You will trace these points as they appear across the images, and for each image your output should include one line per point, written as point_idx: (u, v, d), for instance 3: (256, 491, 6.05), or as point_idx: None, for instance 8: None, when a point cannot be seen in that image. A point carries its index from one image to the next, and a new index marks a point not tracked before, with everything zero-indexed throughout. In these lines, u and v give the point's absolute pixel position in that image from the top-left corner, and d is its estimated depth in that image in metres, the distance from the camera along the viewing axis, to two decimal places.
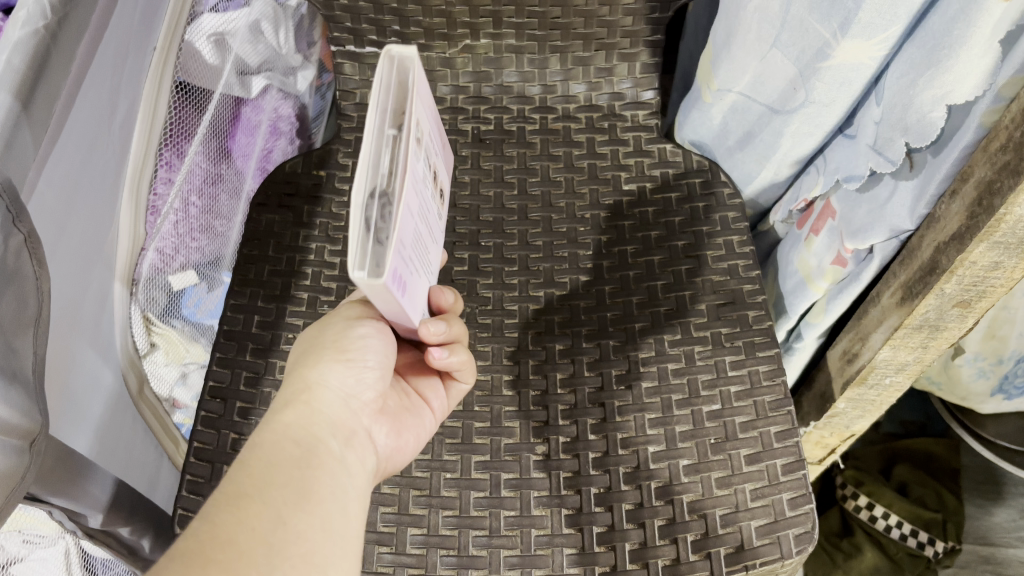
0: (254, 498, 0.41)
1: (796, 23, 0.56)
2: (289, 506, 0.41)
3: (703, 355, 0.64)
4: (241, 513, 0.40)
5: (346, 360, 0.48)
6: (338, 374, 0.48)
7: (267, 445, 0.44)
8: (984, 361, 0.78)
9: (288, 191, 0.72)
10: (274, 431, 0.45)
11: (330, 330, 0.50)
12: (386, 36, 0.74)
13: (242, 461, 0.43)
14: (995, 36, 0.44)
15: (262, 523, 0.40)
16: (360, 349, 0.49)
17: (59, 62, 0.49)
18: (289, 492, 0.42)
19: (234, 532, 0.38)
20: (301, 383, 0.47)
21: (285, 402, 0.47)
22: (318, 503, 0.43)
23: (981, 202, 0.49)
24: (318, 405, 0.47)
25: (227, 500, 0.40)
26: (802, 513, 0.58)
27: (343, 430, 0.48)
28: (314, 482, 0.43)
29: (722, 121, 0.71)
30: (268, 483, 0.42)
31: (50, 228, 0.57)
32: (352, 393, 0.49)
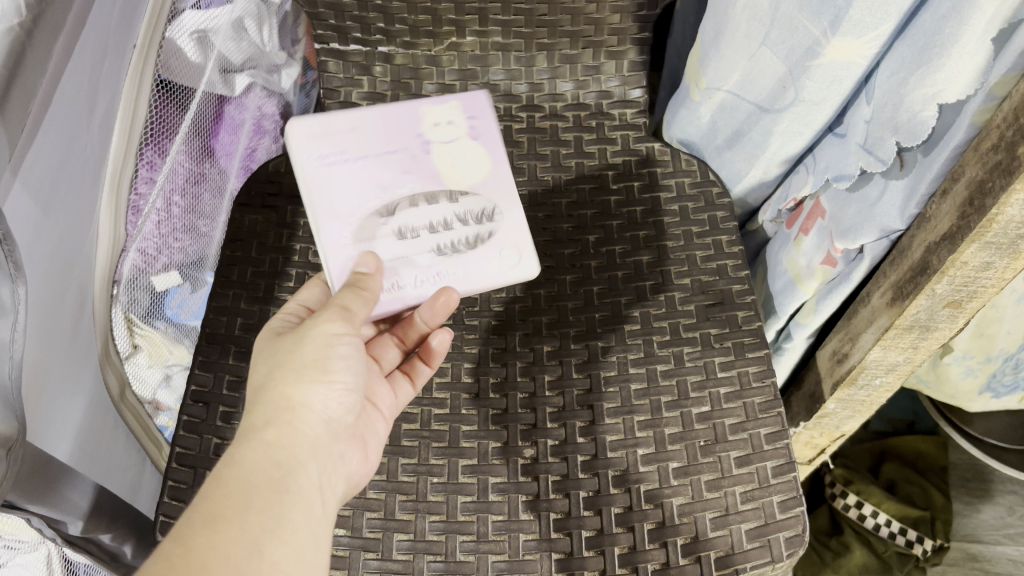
0: (232, 522, 0.40)
1: (786, 21, 0.56)
2: (265, 532, 0.41)
3: (692, 356, 0.63)
4: (219, 539, 0.39)
5: (328, 378, 0.48)
6: (322, 395, 0.47)
7: (244, 464, 0.43)
8: (973, 359, 0.77)
9: (271, 191, 0.71)
10: (254, 449, 0.44)
11: (313, 343, 0.48)
12: (371, 34, 0.73)
13: (219, 479, 0.42)
14: (987, 35, 0.44)
15: (237, 552, 0.39)
16: (342, 367, 0.49)
17: (32, 61, 0.47)
18: (268, 518, 0.42)
19: (209, 561, 0.38)
20: (285, 401, 0.46)
21: (265, 419, 0.45)
22: (294, 530, 0.43)
23: (973, 202, 0.48)
24: (300, 425, 0.46)
25: (202, 521, 0.40)
26: (792, 515, 0.57)
27: (322, 452, 0.47)
28: (290, 507, 0.43)
29: (710, 120, 0.70)
30: (246, 507, 0.41)
31: (25, 229, 0.55)
32: (333, 414, 0.48)
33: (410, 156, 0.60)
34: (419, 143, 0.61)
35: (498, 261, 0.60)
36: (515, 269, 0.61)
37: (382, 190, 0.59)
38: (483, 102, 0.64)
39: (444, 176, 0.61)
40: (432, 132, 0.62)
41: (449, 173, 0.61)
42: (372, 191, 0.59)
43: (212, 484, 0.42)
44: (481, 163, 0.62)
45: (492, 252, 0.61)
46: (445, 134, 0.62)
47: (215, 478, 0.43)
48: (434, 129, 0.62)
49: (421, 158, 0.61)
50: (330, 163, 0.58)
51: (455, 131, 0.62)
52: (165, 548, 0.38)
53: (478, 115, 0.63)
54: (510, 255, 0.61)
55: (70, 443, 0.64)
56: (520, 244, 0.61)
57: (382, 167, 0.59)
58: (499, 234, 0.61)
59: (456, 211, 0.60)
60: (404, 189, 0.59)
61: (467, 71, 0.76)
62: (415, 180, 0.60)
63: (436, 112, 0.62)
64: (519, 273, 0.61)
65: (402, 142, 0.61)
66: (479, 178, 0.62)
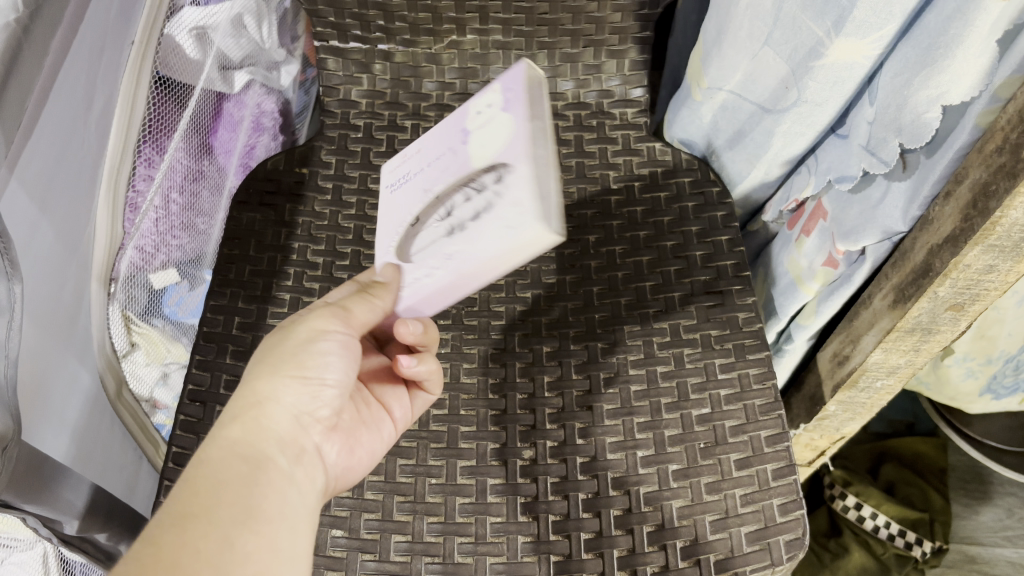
0: (202, 518, 0.40)
1: (788, 21, 0.55)
2: (237, 525, 0.40)
3: (692, 358, 0.63)
4: (188, 534, 0.39)
5: (302, 373, 0.48)
6: (294, 390, 0.47)
7: (213, 461, 0.43)
8: (974, 361, 0.77)
9: (269, 189, 0.70)
10: (222, 445, 0.44)
11: (291, 338, 0.48)
12: (370, 31, 0.72)
13: (187, 475, 0.42)
14: (992, 36, 0.43)
15: (208, 545, 0.39)
16: (318, 363, 0.48)
17: (29, 57, 0.47)
18: (238, 510, 0.41)
19: (179, 555, 0.38)
20: (254, 396, 0.47)
21: (234, 414, 0.46)
22: (269, 522, 0.42)
23: (976, 205, 0.48)
24: (269, 420, 0.46)
25: (171, 519, 0.39)
26: (792, 518, 0.57)
27: (293, 446, 0.47)
28: (262, 500, 0.43)
29: (712, 120, 0.70)
30: (217, 502, 0.41)
31: (21, 227, 0.55)
32: (305, 409, 0.48)
33: (449, 153, 0.50)
34: (460, 137, 0.50)
35: (504, 227, 0.43)
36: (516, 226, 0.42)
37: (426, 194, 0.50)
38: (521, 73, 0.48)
39: (476, 151, 0.48)
40: (474, 121, 0.50)
41: (477, 154, 0.48)
42: (420, 196, 0.51)
43: (181, 484, 0.42)
44: (505, 131, 0.47)
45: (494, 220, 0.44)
46: (484, 119, 0.49)
47: (184, 477, 0.42)
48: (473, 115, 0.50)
49: (459, 151, 0.50)
50: (398, 190, 0.55)
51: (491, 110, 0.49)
52: (137, 549, 0.38)
53: (514, 85, 0.48)
54: (511, 213, 0.43)
55: (66, 442, 0.64)
56: (520, 201, 0.43)
57: (435, 169, 0.51)
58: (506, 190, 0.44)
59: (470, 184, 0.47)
60: (442, 184, 0.49)
61: (467, 69, 0.76)
62: (451, 174, 0.49)
63: (478, 102, 0.50)
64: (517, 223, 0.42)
65: (446, 144, 0.51)
66: (502, 145, 0.46)
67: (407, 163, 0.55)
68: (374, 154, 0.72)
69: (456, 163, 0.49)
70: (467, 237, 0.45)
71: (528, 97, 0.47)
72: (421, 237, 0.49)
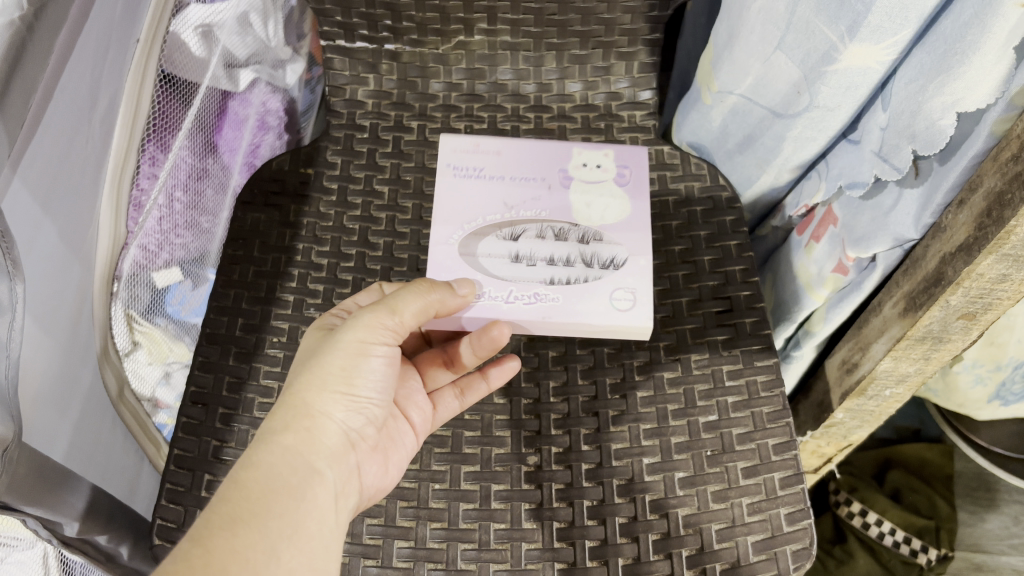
0: (251, 526, 0.41)
1: (802, 25, 0.54)
2: (284, 537, 0.42)
3: (700, 364, 0.62)
4: (239, 541, 0.40)
5: (351, 391, 0.47)
6: (342, 406, 0.47)
7: (264, 465, 0.43)
8: (983, 367, 0.75)
9: (274, 189, 0.70)
10: (274, 452, 0.44)
11: (345, 350, 0.47)
12: (377, 31, 0.72)
13: (238, 478, 0.43)
14: (1010, 43, 0.42)
15: (256, 555, 0.40)
16: (369, 381, 0.48)
17: (33, 54, 0.46)
18: (285, 523, 0.42)
19: (228, 561, 0.39)
20: (305, 407, 0.46)
21: (285, 424, 0.45)
22: (309, 538, 0.43)
23: (991, 213, 0.47)
24: (320, 435, 0.46)
25: (221, 522, 0.40)
26: (799, 528, 0.56)
27: (339, 460, 0.47)
28: (304, 514, 0.43)
29: (721, 124, 0.69)
30: (265, 510, 0.42)
31: (24, 227, 0.54)
32: (352, 425, 0.48)
33: (544, 187, 0.66)
34: (560, 177, 0.66)
35: (610, 301, 0.60)
36: (623, 314, 0.60)
37: (507, 207, 0.64)
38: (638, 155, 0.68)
39: (580, 210, 0.64)
40: (578, 171, 0.67)
41: (580, 208, 0.64)
42: (499, 208, 0.64)
43: (230, 485, 0.42)
44: (618, 207, 0.64)
45: (605, 293, 0.60)
46: (590, 172, 0.66)
47: (233, 478, 0.43)
48: (578, 168, 0.67)
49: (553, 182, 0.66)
50: (466, 176, 0.66)
51: (603, 175, 0.67)
52: (185, 549, 0.39)
53: (630, 165, 0.67)
54: (623, 297, 0.60)
55: (66, 442, 0.63)
56: (636, 289, 0.60)
57: (517, 189, 0.65)
58: (615, 276, 0.61)
59: (582, 252, 0.62)
60: (529, 211, 0.64)
61: (475, 70, 0.75)
62: (542, 207, 0.64)
63: (586, 157, 0.67)
64: (629, 316, 0.59)
65: (544, 173, 0.66)
66: (615, 222, 0.64)
67: (478, 155, 0.67)
68: (380, 154, 0.72)
69: (545, 203, 0.64)
70: (567, 296, 0.60)
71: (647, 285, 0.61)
72: (493, 247, 0.62)
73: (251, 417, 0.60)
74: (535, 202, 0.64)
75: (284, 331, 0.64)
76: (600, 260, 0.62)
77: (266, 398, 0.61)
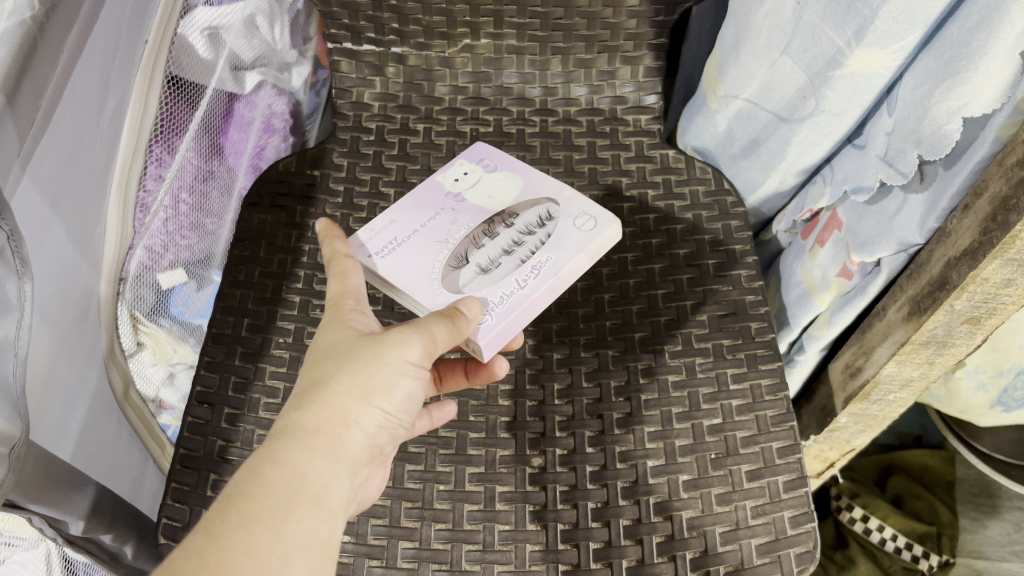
0: (269, 526, 0.40)
1: (808, 30, 0.55)
2: (300, 546, 0.40)
3: (704, 367, 0.62)
4: (252, 541, 0.39)
5: (386, 407, 0.46)
6: (375, 419, 0.46)
7: (293, 463, 0.42)
8: (984, 373, 0.75)
9: (280, 191, 0.70)
10: (304, 451, 0.43)
11: (387, 364, 0.46)
12: (384, 34, 0.73)
13: (261, 472, 0.41)
14: (1016, 48, 0.43)
15: (268, 558, 0.39)
16: (402, 398, 0.47)
17: (44, 54, 0.47)
18: (300, 529, 0.41)
19: (239, 561, 0.38)
20: (341, 414, 0.44)
21: (318, 426, 0.44)
22: (320, 549, 0.42)
23: (996, 218, 0.47)
24: (351, 445, 0.45)
25: (237, 517, 0.39)
26: (803, 531, 0.56)
27: (360, 475, 0.46)
28: (322, 525, 0.42)
29: (726, 128, 0.70)
30: (285, 512, 0.40)
31: (33, 224, 0.55)
32: (379, 441, 0.47)
33: (450, 212, 0.61)
34: (450, 198, 0.62)
35: (577, 230, 0.59)
36: (597, 229, 0.59)
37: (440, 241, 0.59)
38: (484, 148, 0.67)
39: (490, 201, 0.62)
40: (455, 185, 0.64)
41: (489, 201, 0.62)
42: (438, 248, 0.58)
43: (253, 477, 0.41)
44: (511, 182, 0.63)
45: (568, 225, 0.60)
46: (467, 182, 0.64)
47: (257, 470, 0.41)
48: (456, 179, 0.64)
49: (458, 206, 0.62)
50: (390, 253, 0.58)
51: (473, 174, 0.64)
52: (198, 543, 0.38)
53: (484, 156, 0.66)
54: (585, 220, 0.60)
55: (71, 441, 0.63)
56: (586, 210, 0.61)
57: (436, 227, 0.60)
58: (565, 215, 0.60)
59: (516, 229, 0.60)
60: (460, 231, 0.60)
61: (480, 73, 0.76)
62: (466, 223, 0.60)
63: (449, 172, 0.64)
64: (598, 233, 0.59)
65: (437, 205, 0.62)
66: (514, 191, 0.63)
67: (381, 234, 0.59)
68: (386, 157, 0.72)
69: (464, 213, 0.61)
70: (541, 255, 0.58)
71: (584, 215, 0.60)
72: (463, 276, 0.56)
73: (256, 417, 0.60)
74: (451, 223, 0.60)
75: (290, 332, 0.64)
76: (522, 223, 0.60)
77: (272, 398, 0.61)
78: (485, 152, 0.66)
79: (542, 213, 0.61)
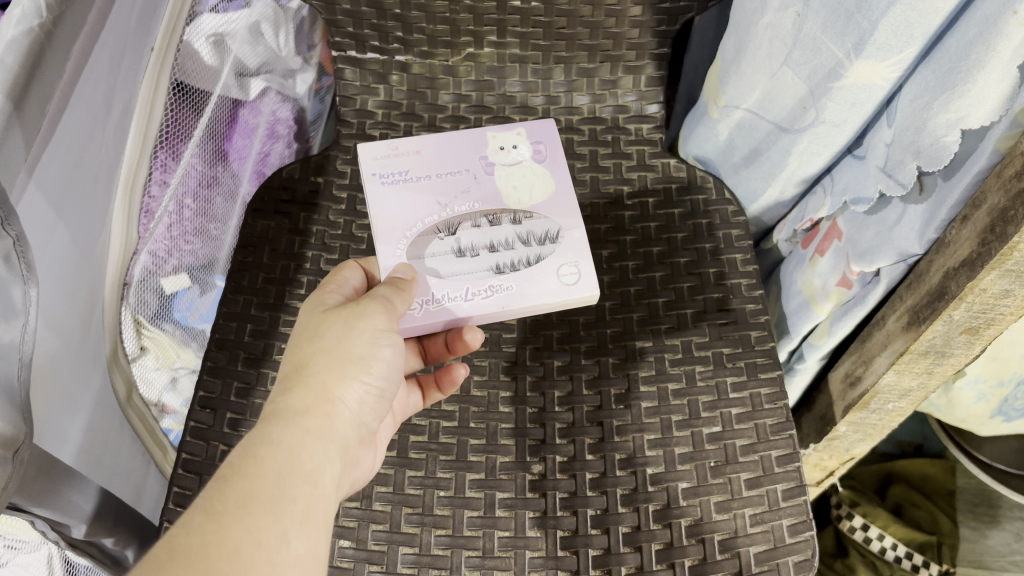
0: (267, 505, 0.40)
1: (808, 42, 0.55)
2: (296, 523, 0.41)
3: (704, 376, 0.62)
4: (253, 521, 0.39)
5: (366, 382, 0.48)
6: (357, 395, 0.47)
7: (283, 444, 0.43)
8: (985, 383, 0.74)
9: (284, 197, 0.70)
10: (294, 431, 0.44)
11: (360, 338, 0.48)
12: (388, 42, 0.74)
13: (256, 454, 0.42)
14: (1014, 61, 0.43)
15: (269, 538, 0.39)
16: (380, 370, 0.49)
17: (52, 62, 0.47)
18: (297, 508, 0.41)
19: (241, 540, 0.38)
20: (324, 391, 0.45)
21: (305, 407, 0.45)
22: (316, 525, 0.43)
23: (994, 229, 0.48)
24: (337, 422, 0.46)
25: (237, 499, 0.40)
26: (802, 540, 0.56)
27: (349, 452, 0.47)
28: (316, 501, 0.43)
29: (728, 138, 0.70)
30: (281, 491, 0.41)
31: (38, 230, 0.55)
32: (363, 416, 0.48)
33: (470, 178, 0.64)
34: (481, 165, 0.65)
35: (555, 278, 0.60)
36: (573, 288, 0.60)
37: (441, 205, 0.62)
38: (549, 130, 0.68)
39: (511, 186, 0.64)
40: (495, 155, 0.65)
41: (510, 186, 0.64)
42: (433, 208, 0.62)
43: (248, 458, 0.41)
44: (545, 183, 0.64)
45: (550, 269, 0.60)
46: (508, 156, 0.65)
47: (251, 453, 0.42)
48: (496, 151, 0.65)
49: (482, 178, 0.64)
50: (391, 182, 0.63)
51: (519, 155, 0.66)
52: (200, 523, 0.38)
53: (543, 143, 0.67)
54: (570, 273, 0.60)
55: (75, 444, 0.64)
56: (579, 263, 0.61)
57: (446, 186, 0.63)
58: (559, 252, 0.61)
59: (518, 232, 0.61)
60: (463, 204, 0.62)
61: (483, 82, 0.76)
62: (474, 200, 0.62)
63: (501, 139, 0.66)
64: (576, 291, 0.59)
65: (465, 165, 0.64)
66: (540, 197, 0.64)
67: (398, 160, 0.64)
68: None
69: (477, 187, 0.63)
70: (513, 279, 0.59)
71: (577, 258, 0.61)
72: (439, 244, 0.60)
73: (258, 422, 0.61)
74: (465, 189, 0.63)
75: None
76: (529, 234, 0.61)
77: None
78: (547, 142, 0.67)
79: (549, 232, 0.62)
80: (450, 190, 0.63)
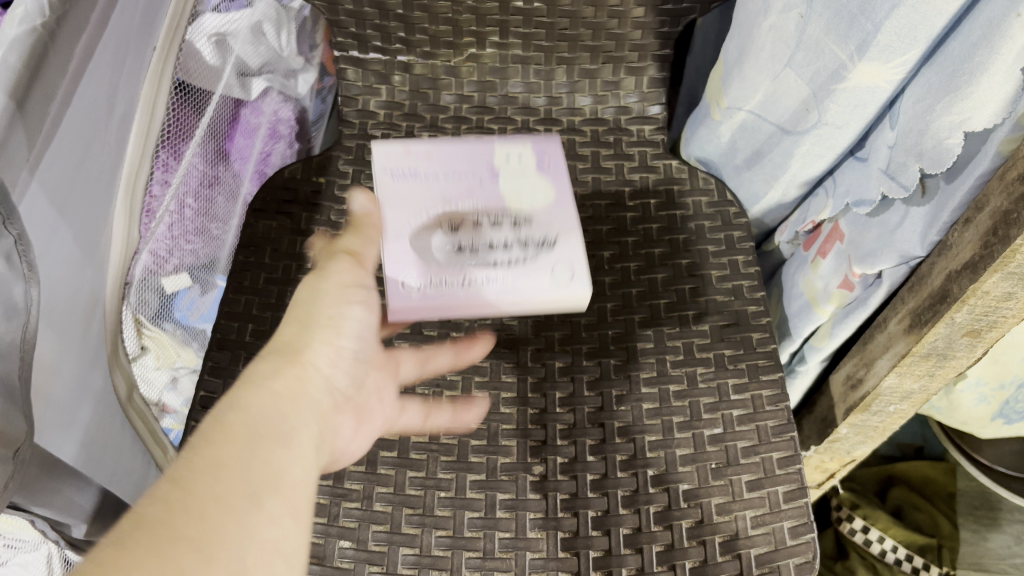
0: (237, 467, 0.37)
1: (811, 44, 0.55)
2: (270, 486, 0.38)
3: (705, 378, 0.62)
4: (220, 486, 0.36)
5: (335, 338, 0.47)
6: (325, 352, 0.46)
7: (252, 405, 0.41)
8: (986, 386, 0.74)
9: (286, 197, 0.70)
10: (262, 394, 0.42)
11: (328, 295, 0.47)
12: (390, 43, 0.74)
13: (224, 420, 0.39)
14: (1017, 64, 0.43)
15: (240, 501, 0.36)
16: (349, 327, 0.48)
17: (55, 61, 0.47)
18: (271, 468, 0.39)
19: (208, 506, 0.35)
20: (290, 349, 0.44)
21: (273, 369, 0.43)
22: (293, 488, 0.39)
23: (997, 232, 0.48)
24: (306, 380, 0.44)
25: (204, 465, 0.37)
26: (802, 542, 0.56)
27: (324, 414, 0.45)
28: (292, 462, 0.40)
29: (730, 139, 0.70)
30: (252, 452, 0.39)
31: (41, 230, 0.55)
32: (334, 376, 0.47)
33: (475, 180, 0.62)
34: (488, 170, 0.63)
35: (548, 278, 0.59)
36: (565, 289, 0.59)
37: (445, 202, 0.61)
38: (557, 148, 0.66)
39: (515, 191, 0.62)
40: (504, 164, 0.64)
41: (514, 192, 0.62)
42: (438, 203, 0.61)
43: (214, 426, 0.39)
44: (547, 190, 0.63)
45: (544, 270, 0.59)
46: (516, 166, 0.64)
47: (218, 419, 0.40)
48: (504, 157, 0.64)
49: (489, 181, 0.62)
50: (398, 178, 0.62)
51: (526, 163, 0.64)
52: (164, 491, 0.35)
53: (549, 154, 0.65)
54: (563, 274, 0.59)
55: (76, 444, 0.64)
56: (574, 265, 0.60)
57: (451, 185, 0.62)
58: (555, 254, 0.60)
59: (520, 235, 0.60)
60: (466, 203, 0.61)
61: (486, 83, 0.76)
62: (478, 201, 0.61)
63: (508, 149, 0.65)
64: (567, 291, 0.59)
65: (472, 167, 0.63)
66: (542, 204, 0.62)
67: (407, 158, 0.63)
68: None
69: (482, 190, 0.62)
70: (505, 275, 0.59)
71: (574, 262, 0.60)
72: (438, 238, 0.59)
73: None
74: (470, 189, 0.62)
75: None
76: (530, 236, 0.60)
77: None
78: (552, 150, 0.65)
79: (548, 236, 0.61)
80: (454, 188, 0.62)
